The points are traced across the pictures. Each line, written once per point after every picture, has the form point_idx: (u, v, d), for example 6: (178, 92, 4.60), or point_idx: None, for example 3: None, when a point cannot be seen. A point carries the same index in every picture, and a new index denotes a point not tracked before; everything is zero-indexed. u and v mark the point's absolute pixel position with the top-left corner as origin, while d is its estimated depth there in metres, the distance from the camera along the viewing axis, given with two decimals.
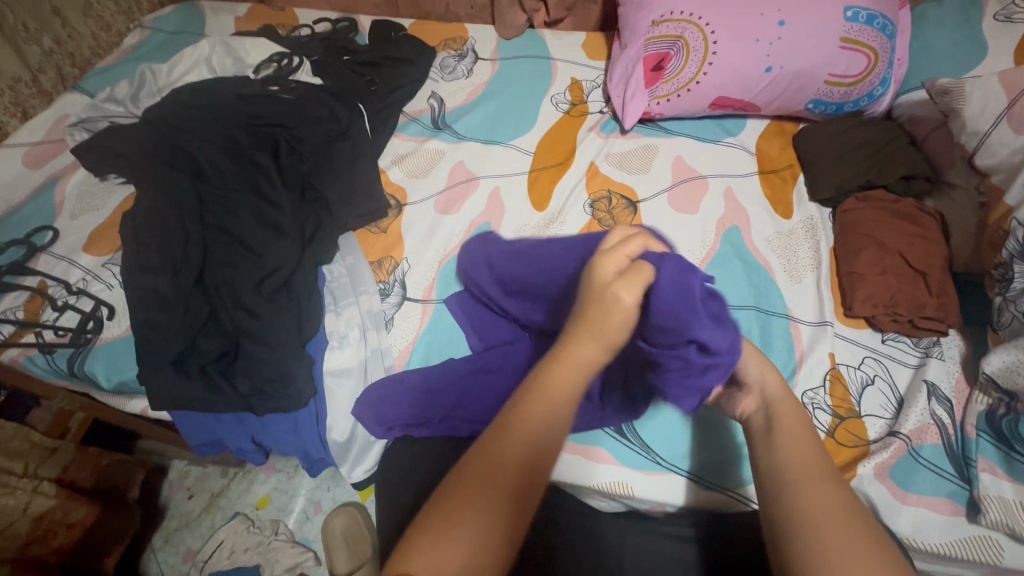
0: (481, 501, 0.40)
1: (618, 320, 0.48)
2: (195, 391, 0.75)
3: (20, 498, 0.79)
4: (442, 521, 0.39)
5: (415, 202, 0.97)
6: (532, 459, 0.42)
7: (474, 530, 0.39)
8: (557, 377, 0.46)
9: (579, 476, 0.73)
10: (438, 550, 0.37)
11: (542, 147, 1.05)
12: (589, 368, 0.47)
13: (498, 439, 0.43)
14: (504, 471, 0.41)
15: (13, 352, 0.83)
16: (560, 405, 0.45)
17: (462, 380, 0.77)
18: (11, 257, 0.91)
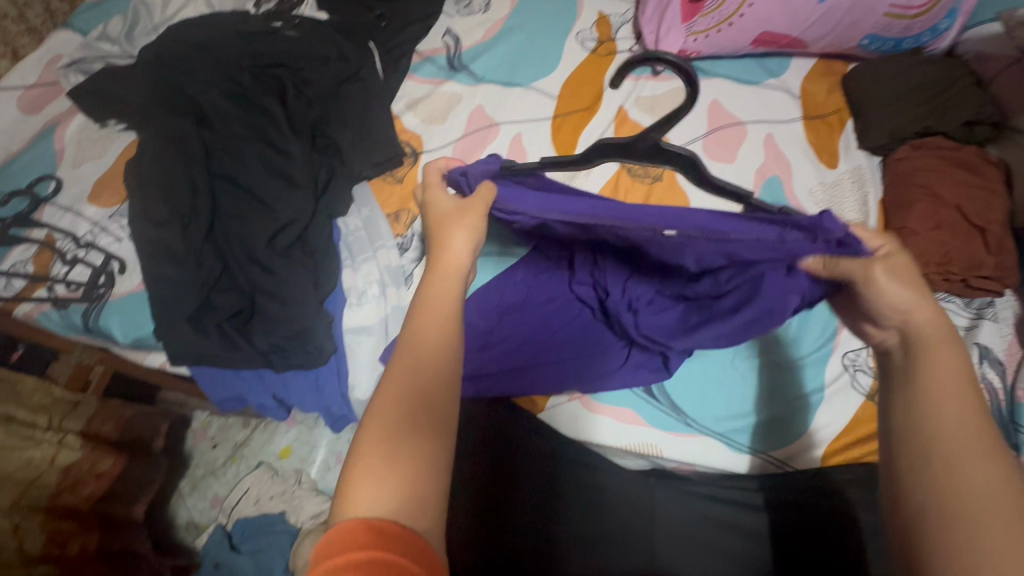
0: (405, 432, 0.37)
1: (463, 227, 0.49)
2: (213, 347, 0.73)
3: (46, 451, 0.80)
4: (374, 462, 0.36)
5: (431, 151, 0.92)
6: (440, 370, 0.40)
7: (419, 461, 0.36)
8: (433, 289, 0.45)
9: (610, 438, 0.72)
10: (380, 489, 0.35)
11: (567, 91, 0.97)
12: (459, 275, 0.47)
13: (400, 366, 0.40)
14: (418, 390, 0.39)
15: (26, 307, 0.81)
16: (445, 317, 0.43)
17: (518, 349, 0.74)
18: (15, 208, 0.88)
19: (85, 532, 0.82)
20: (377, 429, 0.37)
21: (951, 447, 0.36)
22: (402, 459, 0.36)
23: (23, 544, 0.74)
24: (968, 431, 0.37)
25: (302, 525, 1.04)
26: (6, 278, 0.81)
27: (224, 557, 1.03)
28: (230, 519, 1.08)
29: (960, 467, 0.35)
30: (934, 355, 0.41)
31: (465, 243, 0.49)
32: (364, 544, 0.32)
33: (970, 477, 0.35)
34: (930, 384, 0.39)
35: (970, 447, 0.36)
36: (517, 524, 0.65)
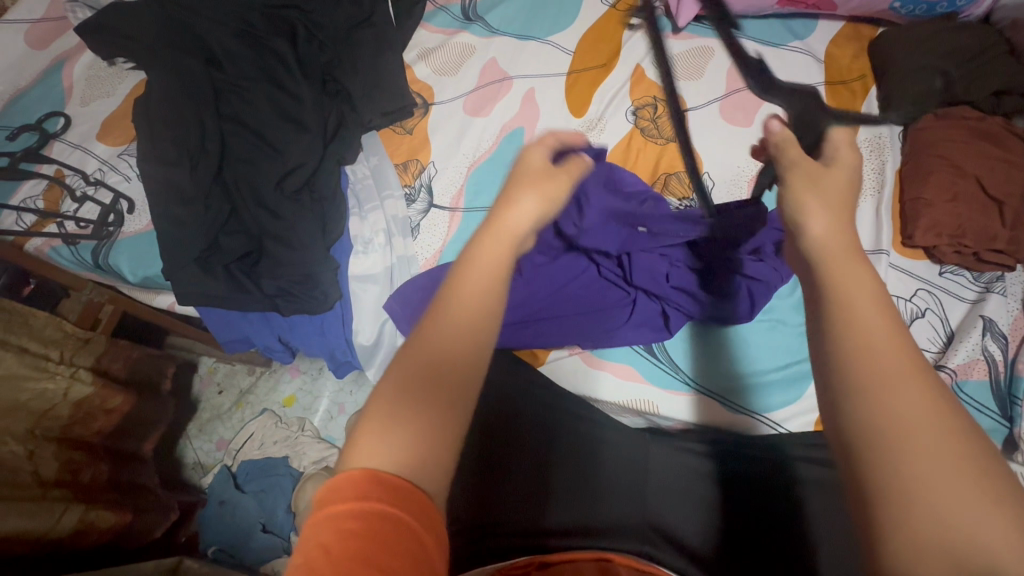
0: (418, 391, 0.37)
1: (537, 191, 0.48)
2: (221, 288, 0.74)
3: (59, 383, 0.79)
4: (386, 418, 0.36)
5: (442, 102, 0.91)
6: (469, 350, 0.39)
7: (422, 436, 0.36)
8: (486, 248, 0.44)
9: (608, 392, 0.74)
10: (384, 451, 0.34)
11: (583, 45, 0.95)
12: (513, 236, 0.46)
13: (431, 328, 0.40)
14: (435, 368, 0.38)
15: (37, 242, 0.82)
16: (490, 279, 0.42)
17: (518, 299, 0.74)
18: (23, 143, 0.88)
19: (95, 463, 0.84)
20: (388, 397, 0.37)
21: (871, 374, 0.31)
22: (418, 420, 0.36)
23: (38, 470, 0.75)
24: (894, 349, 0.31)
25: (303, 469, 1.07)
26: (17, 212, 0.82)
27: (228, 495, 1.06)
28: (235, 461, 1.13)
29: (887, 400, 0.30)
30: (842, 268, 0.35)
31: (532, 207, 0.47)
32: (367, 494, 0.32)
33: (902, 448, 0.28)
34: (850, 305, 0.33)
35: (891, 369, 0.30)
36: (511, 477, 0.66)
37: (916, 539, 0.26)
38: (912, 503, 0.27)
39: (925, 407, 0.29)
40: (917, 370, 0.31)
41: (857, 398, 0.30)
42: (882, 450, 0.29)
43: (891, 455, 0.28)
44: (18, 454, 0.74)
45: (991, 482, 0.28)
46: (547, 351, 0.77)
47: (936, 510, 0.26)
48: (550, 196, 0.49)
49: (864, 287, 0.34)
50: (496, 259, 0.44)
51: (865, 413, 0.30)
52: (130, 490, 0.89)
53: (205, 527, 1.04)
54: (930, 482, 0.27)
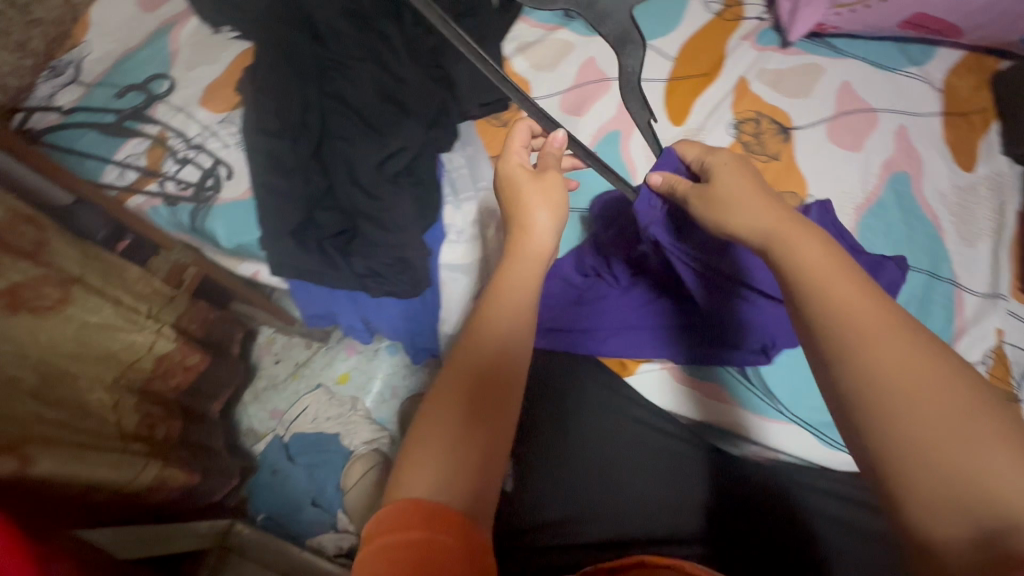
0: (459, 410, 0.44)
1: (546, 208, 0.57)
2: (313, 262, 0.74)
3: (147, 337, 0.82)
4: (431, 431, 0.43)
5: (540, 98, 0.90)
6: (499, 361, 0.47)
7: (455, 451, 0.42)
8: (516, 273, 0.54)
9: (706, 414, 0.75)
10: (425, 476, 0.40)
11: (686, 53, 0.93)
12: (536, 256, 0.56)
13: (468, 352, 0.47)
14: (467, 384, 0.45)
15: (139, 200, 0.84)
16: (522, 304, 0.51)
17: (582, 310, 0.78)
18: (130, 102, 0.90)
19: (168, 418, 0.87)
20: (429, 419, 0.44)
21: (857, 341, 0.40)
22: (460, 431, 0.43)
23: (121, 421, 0.78)
24: (873, 318, 0.41)
25: (353, 449, 1.09)
26: (121, 168, 0.84)
27: (281, 465, 1.10)
28: (287, 432, 1.14)
29: (895, 387, 0.38)
30: (824, 280, 0.44)
31: (547, 223, 0.57)
32: (410, 523, 0.37)
33: (904, 386, 0.38)
34: (845, 313, 0.42)
35: (874, 334, 0.40)
36: (538, 500, 0.72)
37: (925, 483, 0.35)
38: (933, 467, 0.35)
39: (906, 356, 0.39)
40: (901, 326, 0.41)
41: (866, 389, 0.39)
42: (887, 392, 0.38)
43: (912, 433, 0.36)
44: (105, 403, 0.76)
45: (971, 397, 0.37)
46: (637, 361, 0.77)
47: (956, 468, 0.35)
48: (556, 208, 0.58)
49: (846, 287, 0.43)
50: (524, 284, 0.53)
51: (880, 402, 0.38)
52: (197, 450, 0.92)
53: (256, 493, 1.08)
54: (951, 446, 0.35)
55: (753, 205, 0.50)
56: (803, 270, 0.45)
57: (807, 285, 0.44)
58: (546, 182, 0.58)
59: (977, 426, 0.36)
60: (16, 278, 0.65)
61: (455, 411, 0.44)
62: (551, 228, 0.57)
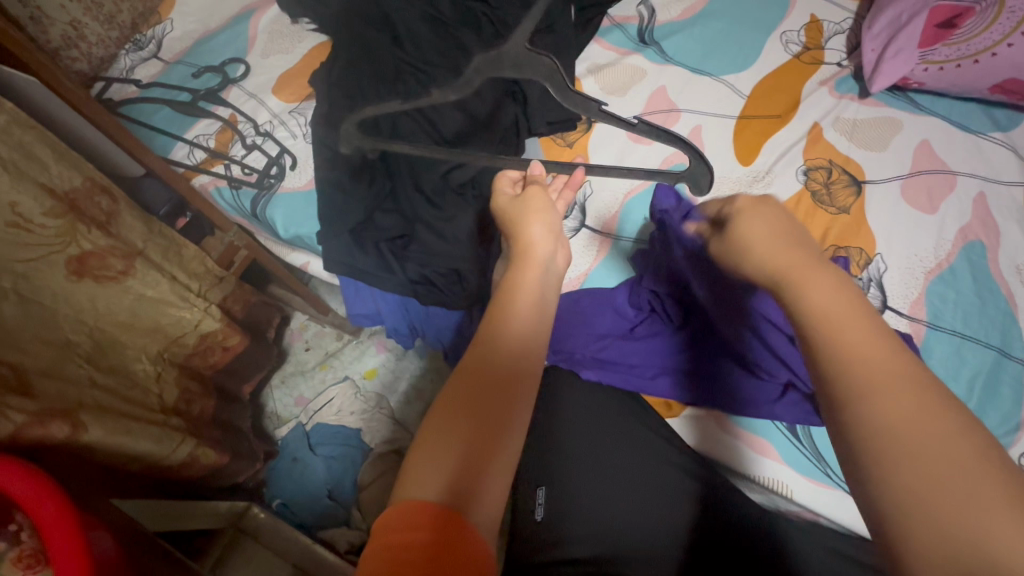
0: (464, 415, 0.41)
1: (541, 220, 0.57)
2: (368, 264, 0.76)
3: (194, 315, 0.82)
4: (426, 448, 0.40)
5: (606, 121, 0.89)
6: (510, 362, 0.45)
7: (460, 455, 0.39)
8: (527, 277, 0.52)
9: (743, 464, 0.72)
10: (426, 479, 0.38)
11: (760, 92, 0.92)
12: (541, 260, 0.54)
13: (475, 353, 0.45)
14: (475, 385, 0.43)
15: (204, 180, 0.86)
16: (532, 305, 0.49)
17: (608, 343, 0.78)
18: (205, 82, 0.92)
19: (204, 395, 0.89)
20: (435, 423, 0.42)
21: (858, 387, 0.34)
22: (463, 439, 0.40)
23: (162, 394, 0.80)
24: (879, 360, 0.35)
25: (374, 447, 1.10)
26: (190, 147, 0.86)
27: (301, 453, 1.11)
28: (310, 421, 1.15)
29: (886, 428, 0.32)
30: (839, 323, 0.37)
31: (543, 232, 0.56)
32: (408, 530, 0.36)
33: (908, 443, 0.31)
34: (847, 348, 0.36)
35: (874, 380, 0.34)
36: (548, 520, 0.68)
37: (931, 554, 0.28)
38: (935, 520, 0.29)
39: (913, 411, 0.32)
40: (915, 376, 0.34)
41: (868, 437, 0.33)
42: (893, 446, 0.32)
43: (913, 483, 0.30)
44: (149, 373, 0.79)
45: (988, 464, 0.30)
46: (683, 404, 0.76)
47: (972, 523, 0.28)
48: (549, 218, 0.58)
49: (852, 318, 0.37)
50: (534, 285, 0.51)
51: (872, 445, 0.32)
52: (227, 429, 0.93)
53: (273, 480, 1.09)
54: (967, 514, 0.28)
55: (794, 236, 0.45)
56: (804, 306, 0.39)
57: (809, 314, 0.39)
58: (527, 196, 0.60)
59: (987, 479, 0.29)
60: (86, 247, 0.66)
61: (462, 413, 0.41)
62: (547, 240, 0.56)
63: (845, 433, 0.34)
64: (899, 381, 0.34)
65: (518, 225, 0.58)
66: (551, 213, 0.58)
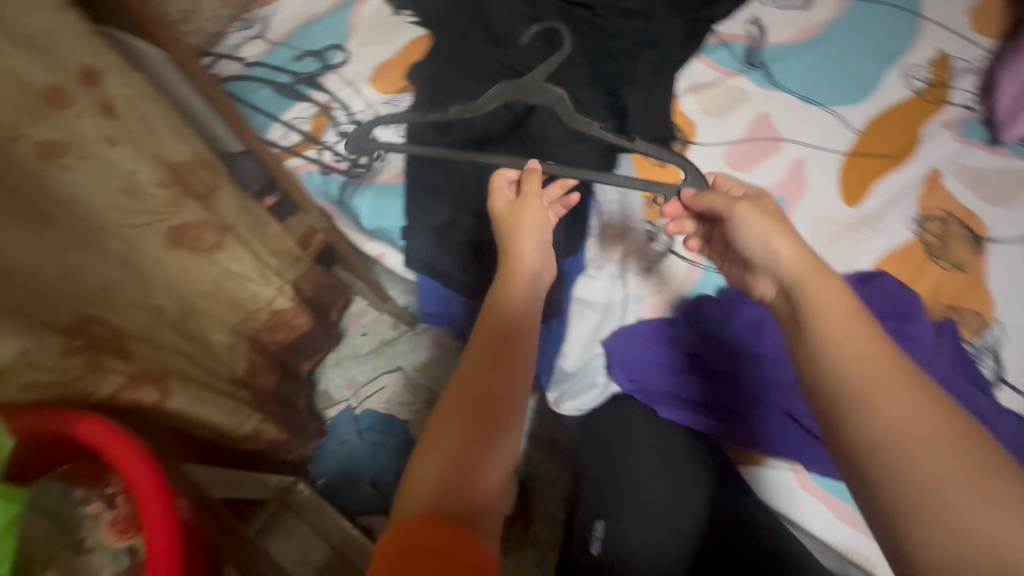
0: (460, 427, 0.45)
1: (533, 237, 0.62)
2: (448, 265, 0.78)
3: (269, 292, 0.83)
4: (426, 458, 0.44)
5: (704, 144, 0.85)
6: (498, 375, 0.49)
7: (458, 464, 0.43)
8: (511, 291, 0.58)
9: (818, 524, 0.68)
10: (428, 486, 0.42)
11: (873, 129, 0.86)
12: (529, 276, 0.61)
13: (464, 371, 0.50)
14: (470, 402, 0.47)
15: (297, 162, 0.87)
16: (512, 320, 0.56)
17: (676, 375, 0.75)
18: (305, 66, 0.94)
19: (269, 370, 0.91)
20: (435, 434, 0.46)
21: (861, 395, 0.39)
22: (461, 449, 0.44)
23: (234, 365, 0.82)
24: (884, 367, 0.40)
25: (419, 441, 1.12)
26: (286, 129, 0.88)
27: (349, 437, 1.12)
28: (360, 406, 1.17)
29: (893, 433, 0.37)
30: (840, 332, 0.42)
31: (534, 250, 0.62)
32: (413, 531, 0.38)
33: (917, 452, 0.36)
34: (852, 357, 0.41)
35: (879, 388, 0.39)
36: (614, 551, 0.65)
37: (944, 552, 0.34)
38: (945, 516, 0.34)
39: (917, 418, 0.37)
40: (918, 378, 0.39)
41: (876, 443, 0.38)
42: (897, 450, 0.37)
43: (925, 484, 0.35)
44: (222, 344, 0.81)
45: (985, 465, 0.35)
46: (766, 455, 0.71)
47: (998, 556, 0.32)
48: (541, 233, 0.63)
49: (851, 328, 0.42)
50: (516, 303, 0.57)
51: (880, 449, 0.38)
52: (285, 407, 0.95)
53: (319, 459, 1.10)
54: (967, 508, 0.34)
55: (804, 290, 0.47)
56: (819, 332, 0.43)
57: (825, 340, 0.43)
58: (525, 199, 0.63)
59: (985, 475, 0.35)
60: (186, 219, 0.67)
61: (455, 426, 0.46)
62: (537, 257, 0.62)
63: (850, 441, 0.39)
64: (926, 418, 0.37)
65: (508, 242, 0.63)
66: (541, 222, 0.63)
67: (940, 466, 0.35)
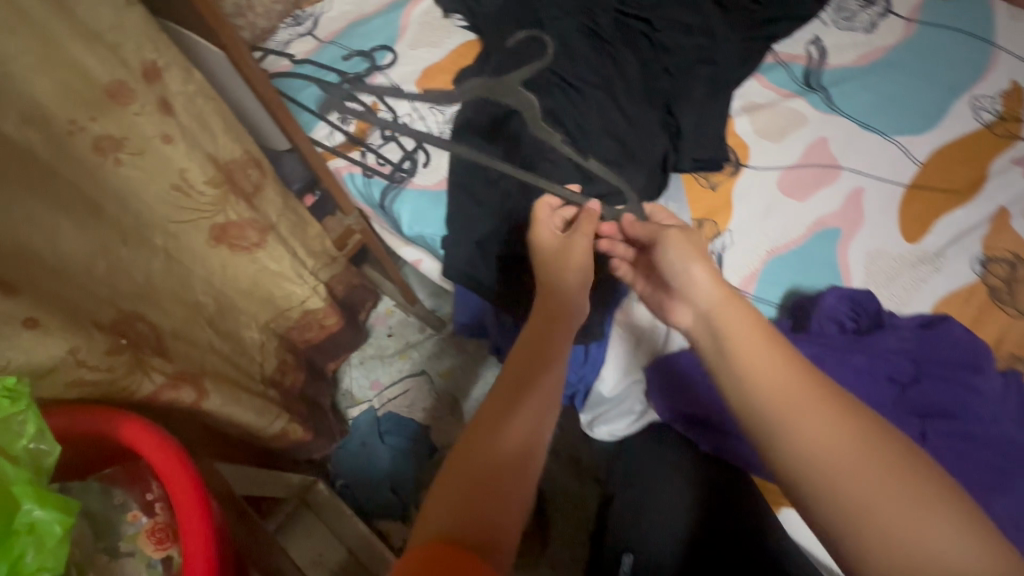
0: (490, 448, 0.44)
1: (578, 268, 0.63)
2: (490, 279, 0.76)
3: (304, 292, 0.82)
4: (451, 477, 0.42)
5: (757, 167, 0.82)
6: (530, 400, 0.49)
7: (484, 483, 0.41)
8: (543, 315, 0.59)
9: None
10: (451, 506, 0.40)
11: (938, 161, 0.82)
12: (568, 304, 0.60)
13: (496, 395, 0.49)
14: (500, 422, 0.46)
15: (340, 163, 0.87)
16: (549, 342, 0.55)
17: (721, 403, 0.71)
18: (353, 66, 0.93)
19: (298, 369, 0.90)
20: (464, 452, 0.44)
21: (782, 414, 0.40)
22: (488, 468, 0.42)
23: (264, 364, 0.82)
24: (793, 383, 0.41)
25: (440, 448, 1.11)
26: (331, 128, 0.88)
27: (370, 440, 1.12)
28: (382, 408, 1.16)
29: (817, 452, 0.38)
30: (750, 351, 0.44)
31: (578, 279, 0.62)
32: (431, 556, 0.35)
33: (842, 471, 0.37)
34: (760, 378, 0.42)
35: (798, 406, 0.40)
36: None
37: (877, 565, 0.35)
38: (879, 533, 0.35)
39: (833, 432, 0.39)
40: (824, 388, 0.41)
41: (803, 464, 0.39)
42: (824, 471, 0.38)
43: (851, 502, 0.37)
44: (255, 342, 0.80)
45: (898, 470, 0.37)
46: None
47: (916, 562, 0.34)
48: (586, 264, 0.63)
49: (758, 343, 0.44)
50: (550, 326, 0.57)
51: (810, 471, 0.38)
52: (311, 407, 0.95)
53: (339, 458, 1.10)
54: (892, 523, 0.35)
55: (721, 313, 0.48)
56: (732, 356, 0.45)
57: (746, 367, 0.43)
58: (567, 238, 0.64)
59: (899, 486, 0.36)
60: (231, 217, 0.67)
61: (483, 446, 0.44)
62: (578, 285, 0.62)
63: (786, 468, 0.40)
64: (841, 433, 0.39)
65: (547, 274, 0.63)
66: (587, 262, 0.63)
67: (860, 480, 0.37)
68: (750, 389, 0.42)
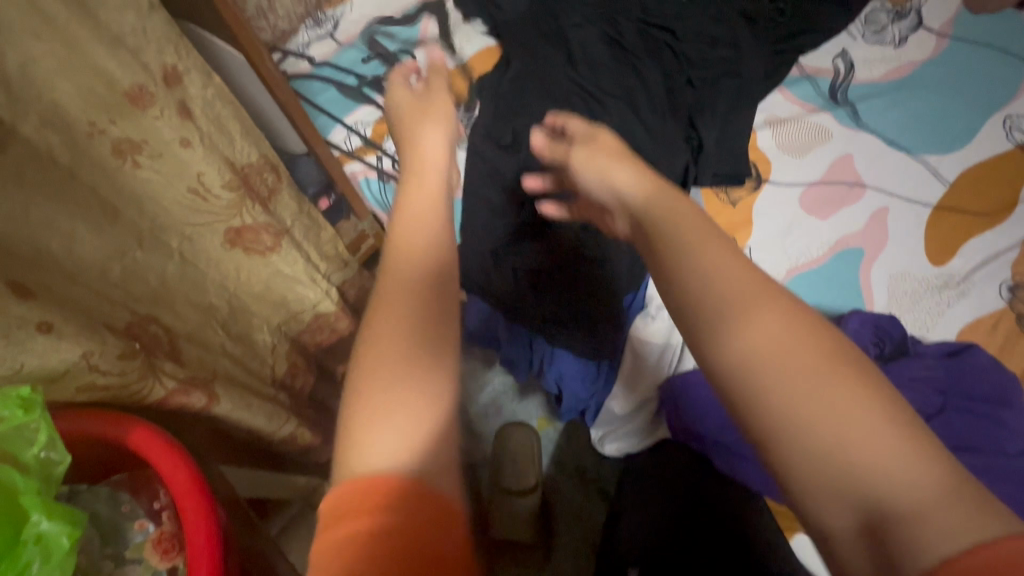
0: (401, 368, 0.36)
1: (439, 129, 0.55)
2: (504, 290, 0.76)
3: (315, 296, 0.82)
4: (364, 412, 0.34)
5: (779, 183, 0.80)
6: (425, 282, 0.40)
7: (405, 413, 0.34)
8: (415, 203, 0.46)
9: None
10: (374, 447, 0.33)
11: (967, 182, 0.80)
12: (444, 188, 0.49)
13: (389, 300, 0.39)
14: (401, 328, 0.37)
15: (356, 167, 0.86)
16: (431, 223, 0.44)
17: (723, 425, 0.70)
18: (373, 69, 0.93)
19: (307, 372, 0.90)
20: (369, 378, 0.35)
21: (733, 312, 0.35)
22: (409, 399, 0.34)
23: (275, 367, 0.81)
24: (748, 285, 0.36)
25: None
26: (348, 132, 0.87)
27: None
28: None
29: (769, 358, 0.33)
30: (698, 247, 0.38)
31: (436, 143, 0.54)
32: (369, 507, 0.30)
33: (788, 380, 0.32)
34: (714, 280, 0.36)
35: (745, 303, 0.35)
36: None
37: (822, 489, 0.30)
38: (829, 455, 0.30)
39: (782, 339, 0.33)
40: (775, 291, 0.36)
41: (752, 377, 0.33)
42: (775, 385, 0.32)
43: (799, 415, 0.31)
44: (266, 345, 0.79)
45: (859, 383, 0.32)
46: None
47: (876, 495, 0.29)
48: (445, 124, 0.56)
49: (710, 242, 0.39)
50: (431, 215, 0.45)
51: (759, 382, 0.33)
52: (319, 410, 0.94)
53: None
54: (848, 445, 0.30)
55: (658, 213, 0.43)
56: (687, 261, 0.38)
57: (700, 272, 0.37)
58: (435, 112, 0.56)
59: (858, 401, 0.31)
60: (247, 221, 0.67)
61: (379, 363, 0.36)
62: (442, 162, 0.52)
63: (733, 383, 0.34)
64: (792, 338, 0.33)
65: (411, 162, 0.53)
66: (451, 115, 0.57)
67: (815, 396, 0.31)
68: (698, 286, 0.37)
